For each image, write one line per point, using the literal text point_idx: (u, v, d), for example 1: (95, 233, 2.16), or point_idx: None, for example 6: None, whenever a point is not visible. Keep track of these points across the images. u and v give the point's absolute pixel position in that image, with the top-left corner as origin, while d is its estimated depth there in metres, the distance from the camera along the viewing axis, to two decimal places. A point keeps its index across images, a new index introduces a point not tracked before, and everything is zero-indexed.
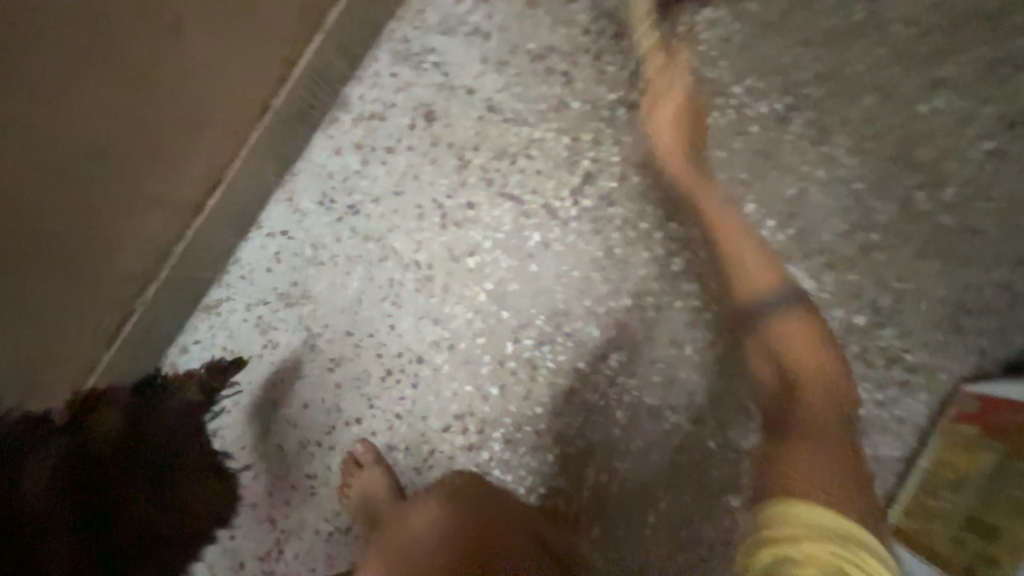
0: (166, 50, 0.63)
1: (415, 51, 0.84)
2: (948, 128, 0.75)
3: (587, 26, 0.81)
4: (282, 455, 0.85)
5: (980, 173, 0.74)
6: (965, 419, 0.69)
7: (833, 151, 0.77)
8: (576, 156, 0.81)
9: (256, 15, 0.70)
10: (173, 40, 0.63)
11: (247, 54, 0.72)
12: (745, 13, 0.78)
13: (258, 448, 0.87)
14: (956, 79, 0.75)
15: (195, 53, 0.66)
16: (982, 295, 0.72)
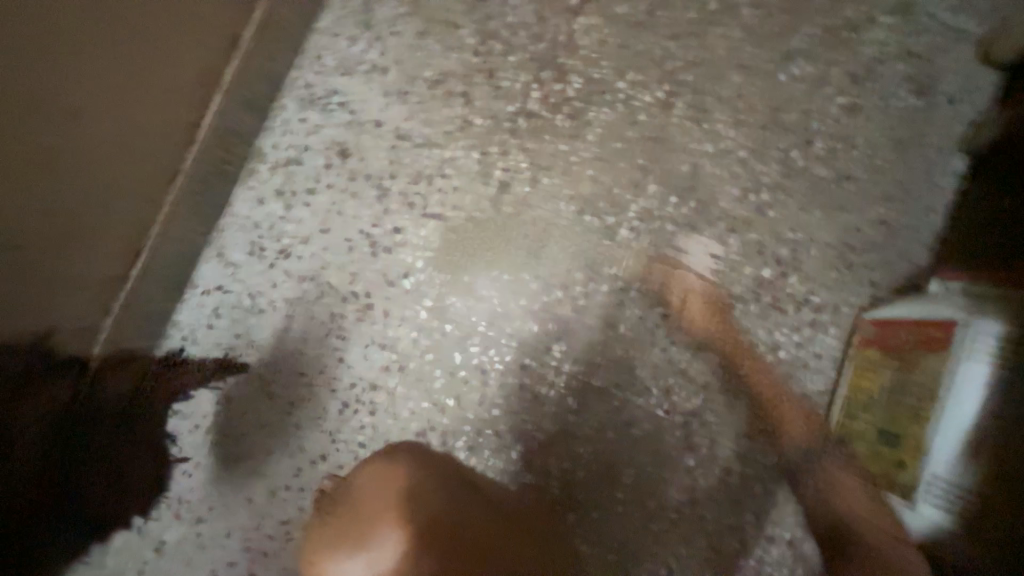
0: (55, 137, 0.63)
1: (320, 95, 0.87)
2: (806, 92, 0.85)
3: (477, 48, 0.87)
4: (251, 510, 0.83)
5: (840, 127, 0.84)
6: (867, 343, 0.76)
7: (714, 127, 0.85)
8: (488, 168, 0.86)
9: (148, 86, 0.71)
10: (60, 124, 0.63)
11: (146, 125, 0.73)
12: (614, 18, 0.86)
13: (222, 510, 0.83)
14: (804, 49, 0.85)
15: (87, 134, 0.66)
16: (861, 233, 0.83)
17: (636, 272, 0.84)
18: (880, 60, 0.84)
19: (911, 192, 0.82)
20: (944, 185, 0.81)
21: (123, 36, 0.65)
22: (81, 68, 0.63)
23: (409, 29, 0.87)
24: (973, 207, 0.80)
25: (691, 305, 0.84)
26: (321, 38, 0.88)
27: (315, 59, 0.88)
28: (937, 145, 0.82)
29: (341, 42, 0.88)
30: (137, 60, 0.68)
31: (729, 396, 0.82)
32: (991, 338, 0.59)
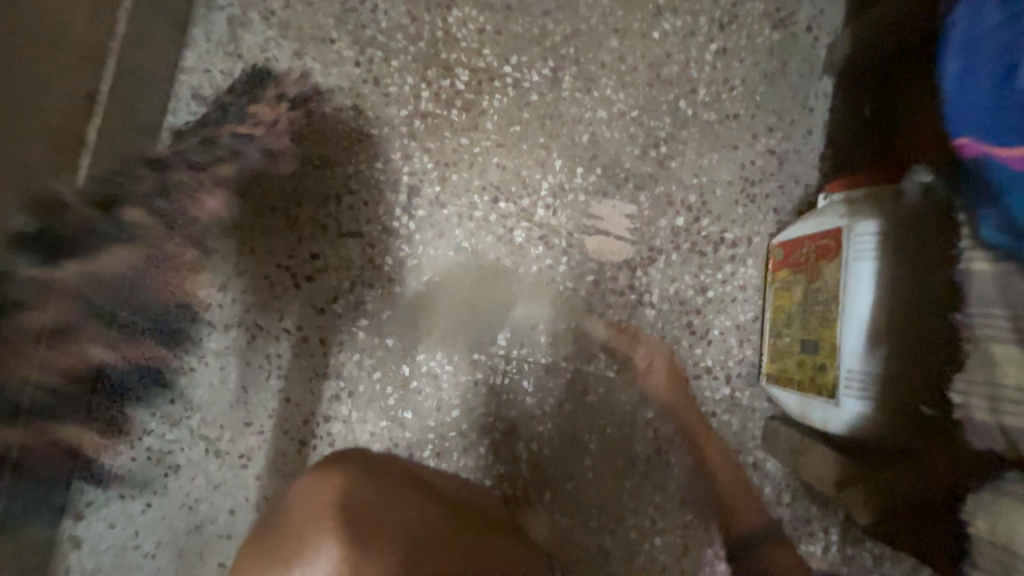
0: None
1: (204, 136, 0.84)
2: (679, 45, 0.89)
3: (357, 58, 0.86)
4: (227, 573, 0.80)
5: (716, 73, 0.89)
6: (779, 266, 0.82)
7: (604, 93, 0.88)
8: (395, 175, 0.85)
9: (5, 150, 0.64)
10: None
11: None
12: (486, 5, 0.87)
13: None
14: (670, 4, 0.89)
15: None
16: (755, 167, 0.88)
17: (560, 247, 0.86)
18: (738, 4, 0.90)
19: (789, 121, 0.89)
20: (815, 109, 0.89)
21: None
22: None
23: (283, 52, 0.85)
24: (843, 124, 0.88)
25: (619, 266, 0.87)
26: (191, 77, 0.84)
27: (191, 99, 0.84)
28: (802, 74, 0.89)
29: (214, 77, 0.84)
30: None
31: (670, 344, 0.86)
32: (873, 234, 0.64)
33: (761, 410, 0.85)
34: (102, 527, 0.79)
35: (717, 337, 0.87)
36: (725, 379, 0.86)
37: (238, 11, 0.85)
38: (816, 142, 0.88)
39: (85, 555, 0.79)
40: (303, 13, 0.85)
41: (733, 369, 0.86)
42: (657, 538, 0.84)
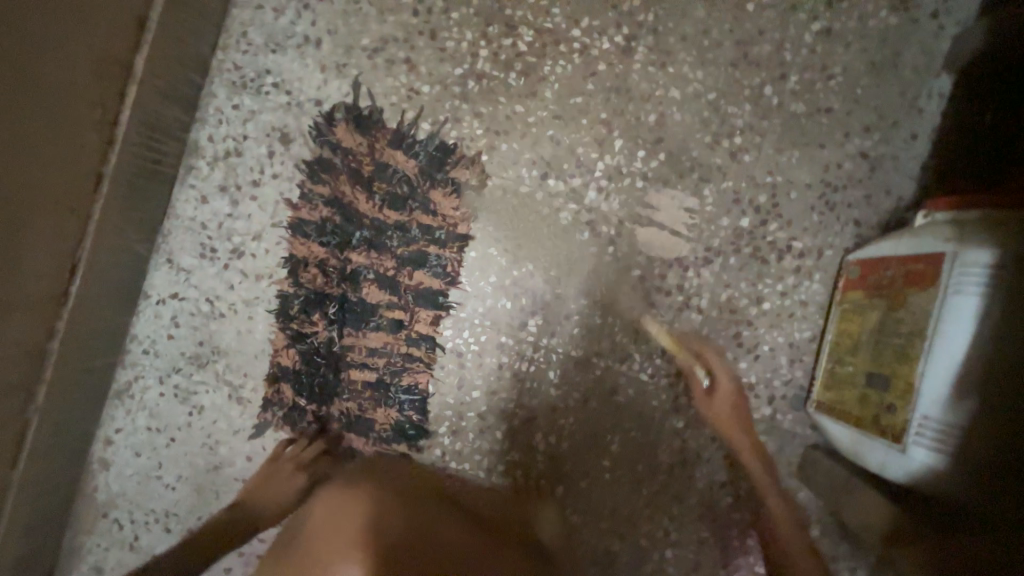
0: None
1: (251, 77, 0.80)
2: (775, 21, 0.78)
3: (415, 6, 0.79)
4: None
5: (813, 58, 0.78)
6: (851, 286, 0.74)
7: (680, 69, 0.79)
8: (441, 139, 0.80)
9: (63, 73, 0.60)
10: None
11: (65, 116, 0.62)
12: None
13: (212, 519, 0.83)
14: None
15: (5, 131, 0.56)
16: (841, 171, 0.78)
17: (608, 236, 0.80)
18: None
19: (890, 121, 0.78)
20: (924, 109, 0.77)
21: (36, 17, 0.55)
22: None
23: None
24: (958, 130, 0.76)
25: (670, 264, 0.80)
26: (242, 13, 0.80)
27: (241, 36, 0.80)
28: (917, 67, 0.77)
29: (265, 14, 0.80)
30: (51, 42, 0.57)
31: (714, 354, 0.80)
32: (983, 267, 0.55)
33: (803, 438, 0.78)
34: (129, 454, 0.82)
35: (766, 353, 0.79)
36: (768, 400, 0.79)
37: None
38: (919, 148, 0.77)
39: (112, 477, 0.83)
40: None
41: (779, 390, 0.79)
42: (669, 553, 0.81)
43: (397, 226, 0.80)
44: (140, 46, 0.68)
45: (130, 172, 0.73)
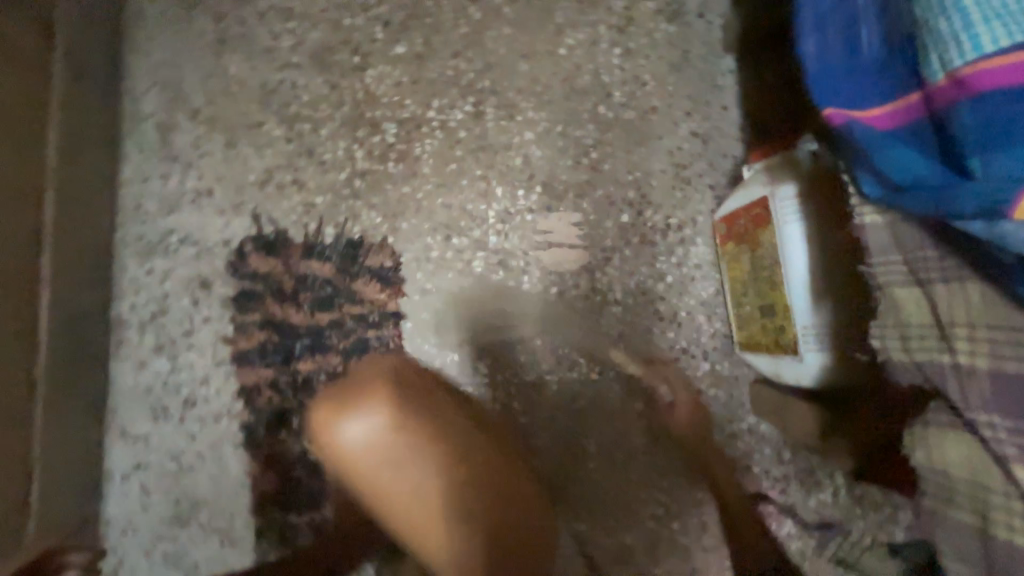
0: None
1: (156, 241, 0.86)
2: (586, 56, 0.94)
3: (288, 135, 0.89)
4: None
5: (627, 74, 0.94)
6: (725, 240, 0.86)
7: (526, 115, 0.92)
8: (347, 236, 0.88)
9: None
10: None
11: None
12: (399, 59, 0.91)
13: None
14: (569, 21, 0.94)
15: None
16: (683, 152, 0.93)
17: (519, 268, 0.90)
18: (632, 7, 0.95)
19: (703, 103, 0.94)
20: (724, 86, 0.94)
21: None
22: None
23: (215, 144, 0.88)
24: (754, 94, 0.93)
25: (579, 273, 0.90)
26: (131, 188, 0.86)
27: (136, 209, 0.86)
28: (705, 57, 0.95)
29: (153, 182, 0.86)
30: None
31: (644, 334, 0.90)
32: (793, 198, 0.69)
33: (743, 377, 0.88)
34: None
35: (685, 318, 0.90)
36: (702, 356, 0.90)
37: (164, 116, 0.87)
38: (732, 116, 0.94)
39: None
40: (226, 104, 0.89)
41: (707, 343, 0.90)
42: (676, 525, 0.87)
43: (333, 324, 0.86)
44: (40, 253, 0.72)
45: (60, 367, 0.75)
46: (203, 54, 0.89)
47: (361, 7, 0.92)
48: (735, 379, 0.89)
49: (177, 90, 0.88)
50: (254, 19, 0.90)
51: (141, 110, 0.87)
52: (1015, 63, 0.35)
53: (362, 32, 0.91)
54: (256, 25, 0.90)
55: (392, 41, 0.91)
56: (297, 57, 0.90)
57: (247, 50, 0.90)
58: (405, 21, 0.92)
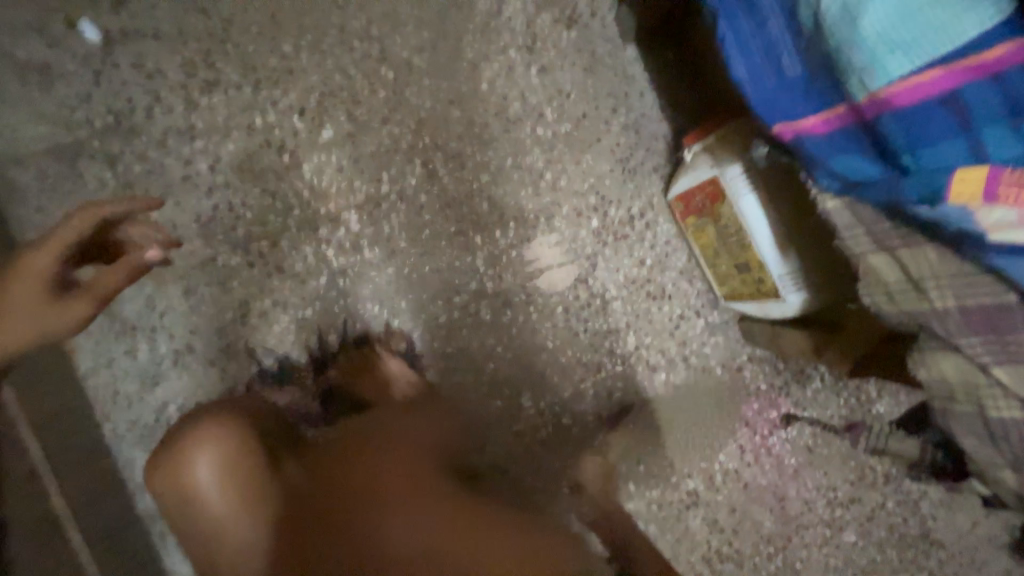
0: None
1: (152, 421, 0.78)
2: (507, 83, 0.96)
3: (247, 258, 0.83)
4: None
5: (549, 89, 0.98)
6: (684, 214, 0.97)
7: (475, 159, 0.94)
8: (353, 336, 0.87)
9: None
10: None
11: None
12: (331, 143, 0.87)
13: None
14: (480, 53, 0.95)
15: None
16: (622, 146, 1.01)
17: (523, 301, 0.95)
18: (531, 22, 0.97)
19: (623, 95, 1.01)
20: (635, 74, 1.02)
21: None
22: None
23: (171, 296, 0.79)
24: (663, 76, 1.02)
25: (574, 286, 0.97)
26: (95, 377, 0.76)
27: (112, 398, 0.77)
28: (611, 52, 1.01)
29: (119, 362, 0.77)
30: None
31: (646, 316, 1.01)
32: (741, 174, 0.79)
33: (732, 321, 1.03)
34: None
35: (672, 289, 1.02)
36: (695, 315, 1.03)
37: None
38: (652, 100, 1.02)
39: None
40: (164, 251, 0.80)
41: (696, 303, 1.03)
42: (722, 455, 1.03)
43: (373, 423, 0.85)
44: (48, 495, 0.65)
45: None
46: None
47: (268, 101, 0.85)
48: (726, 323, 1.03)
49: None
50: (154, 150, 0.80)
51: None
52: (919, 82, 0.48)
53: (280, 127, 0.85)
54: (158, 156, 0.81)
55: (317, 127, 0.87)
56: (220, 175, 0.83)
57: (161, 186, 0.81)
58: (321, 102, 0.87)
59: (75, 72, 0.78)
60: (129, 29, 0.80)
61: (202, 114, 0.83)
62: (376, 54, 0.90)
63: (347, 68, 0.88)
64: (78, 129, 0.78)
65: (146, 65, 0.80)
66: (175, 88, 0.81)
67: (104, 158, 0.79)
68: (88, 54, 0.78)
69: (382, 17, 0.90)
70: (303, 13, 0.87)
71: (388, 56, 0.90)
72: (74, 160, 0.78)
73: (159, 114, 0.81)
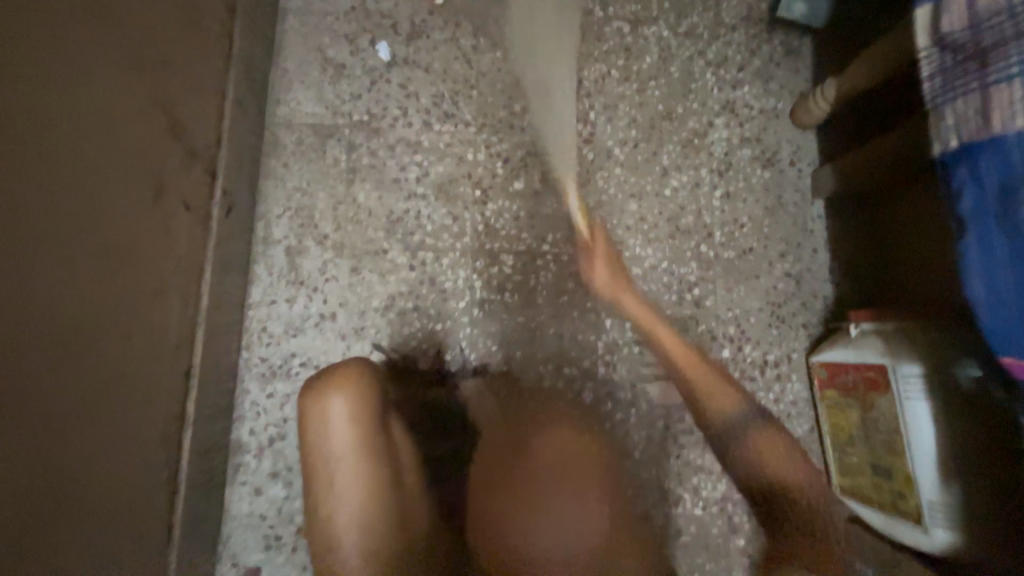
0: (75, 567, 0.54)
1: (278, 364, 0.87)
2: (689, 196, 1.00)
3: (411, 261, 0.92)
4: None
5: (726, 214, 1.01)
6: (824, 385, 0.90)
7: (634, 253, 0.98)
8: (463, 363, 0.91)
9: (127, 449, 0.62)
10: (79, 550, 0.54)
11: (133, 493, 0.63)
12: (517, 194, 0.97)
13: None
14: (674, 163, 1.01)
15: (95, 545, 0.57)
16: (780, 291, 0.98)
17: (626, 400, 0.93)
18: (731, 153, 1.03)
19: (796, 245, 1.00)
20: (815, 230, 1.01)
21: (106, 425, 0.59)
22: (92, 473, 0.56)
23: (341, 271, 0.90)
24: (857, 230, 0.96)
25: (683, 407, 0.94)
26: (258, 311, 0.88)
27: (261, 331, 0.87)
28: (797, 202, 1.02)
29: (279, 306, 0.88)
30: (122, 427, 0.61)
31: None
32: (918, 377, 0.74)
33: None
34: None
35: None
36: None
37: (294, 241, 0.90)
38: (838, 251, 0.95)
39: None
40: (353, 230, 0.92)
41: None
42: None
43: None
44: (188, 393, 0.73)
45: (196, 499, 0.75)
46: (335, 183, 0.93)
47: (483, 143, 0.97)
48: None
49: (309, 216, 0.91)
50: (384, 151, 0.95)
51: (272, 234, 0.90)
52: None
53: (484, 167, 0.97)
54: (385, 156, 0.95)
55: (512, 176, 0.97)
56: (422, 188, 0.95)
57: (375, 178, 0.94)
58: (523, 158, 0.98)
59: (358, 76, 0.97)
60: (410, 59, 0.98)
61: (430, 135, 0.96)
62: (585, 135, 1.00)
63: (556, 138, 0.99)
64: (341, 116, 0.95)
65: (409, 87, 0.97)
66: (421, 110, 0.97)
67: (346, 143, 0.94)
68: (374, 67, 0.97)
69: (602, 107, 1.01)
70: (541, 86, 1.00)
71: (595, 139, 1.00)
72: (326, 138, 0.94)
73: (400, 125, 0.96)
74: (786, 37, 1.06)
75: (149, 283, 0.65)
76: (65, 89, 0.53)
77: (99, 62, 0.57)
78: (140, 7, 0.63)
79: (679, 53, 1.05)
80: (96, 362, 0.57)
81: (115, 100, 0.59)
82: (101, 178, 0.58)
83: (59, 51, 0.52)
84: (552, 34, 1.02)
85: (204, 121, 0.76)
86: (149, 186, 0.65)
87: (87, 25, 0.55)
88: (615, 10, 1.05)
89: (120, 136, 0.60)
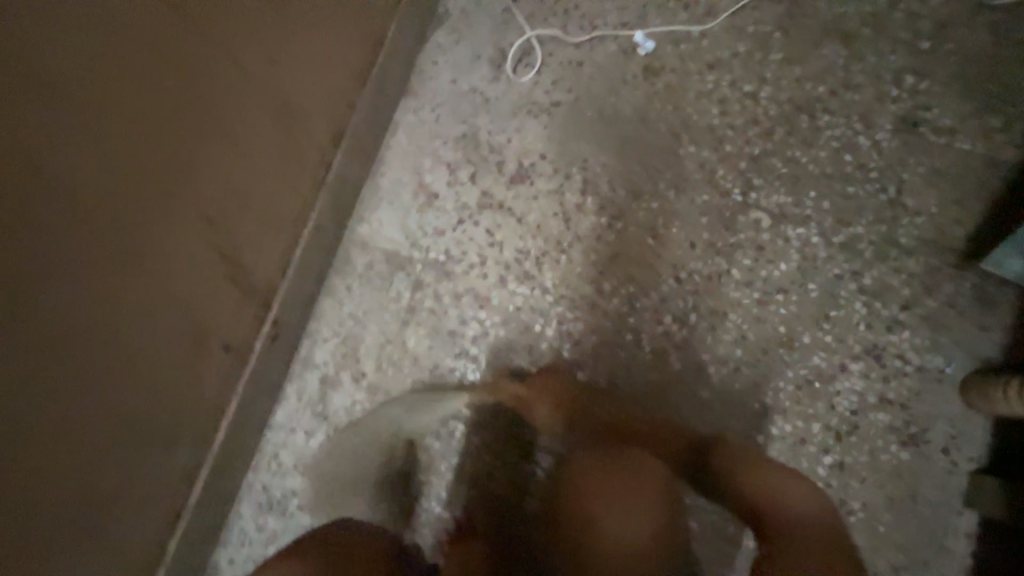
0: None
1: (277, 498, 0.82)
2: (787, 452, 0.80)
3: (438, 427, 0.84)
4: None
5: (830, 491, 0.79)
6: None
7: (695, 500, 0.80)
8: None
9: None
10: None
11: None
12: (577, 385, 0.84)
13: None
14: (780, 404, 0.81)
15: None
16: None
17: None
18: (859, 412, 0.80)
19: (920, 564, 0.76)
20: (953, 549, 0.76)
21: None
22: None
23: (367, 416, 0.84)
24: (906, 528, 0.77)
25: None
26: (276, 434, 0.84)
27: (272, 457, 0.83)
28: (936, 504, 0.77)
29: (297, 436, 0.84)
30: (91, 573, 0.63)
31: None
32: None
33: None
34: None
35: None
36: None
37: (331, 371, 0.86)
38: (901, 536, 0.77)
39: None
40: (392, 376, 0.85)
41: None
42: None
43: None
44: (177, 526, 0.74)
45: None
46: (389, 318, 0.87)
47: (555, 316, 0.86)
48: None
49: (353, 348, 0.86)
50: (448, 298, 0.87)
51: (314, 356, 0.86)
52: None
53: (548, 343, 0.85)
54: (449, 304, 0.87)
55: (576, 364, 0.84)
56: (475, 348, 0.85)
57: (432, 325, 0.86)
58: (595, 346, 0.85)
59: (448, 211, 0.90)
60: (505, 204, 0.90)
61: (501, 292, 0.87)
62: (677, 337, 0.84)
63: (641, 333, 0.84)
64: (417, 250, 0.89)
65: (495, 234, 0.89)
66: (501, 263, 0.88)
67: (414, 280, 0.88)
68: (466, 204, 0.90)
69: (709, 311, 0.84)
70: (640, 267, 0.86)
71: (687, 345, 0.84)
72: (395, 270, 0.88)
73: (473, 273, 0.88)
74: (983, 283, 0.82)
75: (161, 430, 0.68)
76: (101, 279, 0.55)
77: (154, 245, 0.59)
78: (222, 178, 0.66)
79: (824, 268, 0.85)
80: (75, 521, 0.59)
81: (164, 275, 0.61)
82: (126, 346, 0.60)
83: (110, 247, 0.54)
84: (673, 210, 0.88)
85: (270, 257, 0.77)
86: (189, 338, 0.67)
87: (150, 215, 0.58)
88: (758, 197, 0.88)
89: (160, 305, 0.62)
